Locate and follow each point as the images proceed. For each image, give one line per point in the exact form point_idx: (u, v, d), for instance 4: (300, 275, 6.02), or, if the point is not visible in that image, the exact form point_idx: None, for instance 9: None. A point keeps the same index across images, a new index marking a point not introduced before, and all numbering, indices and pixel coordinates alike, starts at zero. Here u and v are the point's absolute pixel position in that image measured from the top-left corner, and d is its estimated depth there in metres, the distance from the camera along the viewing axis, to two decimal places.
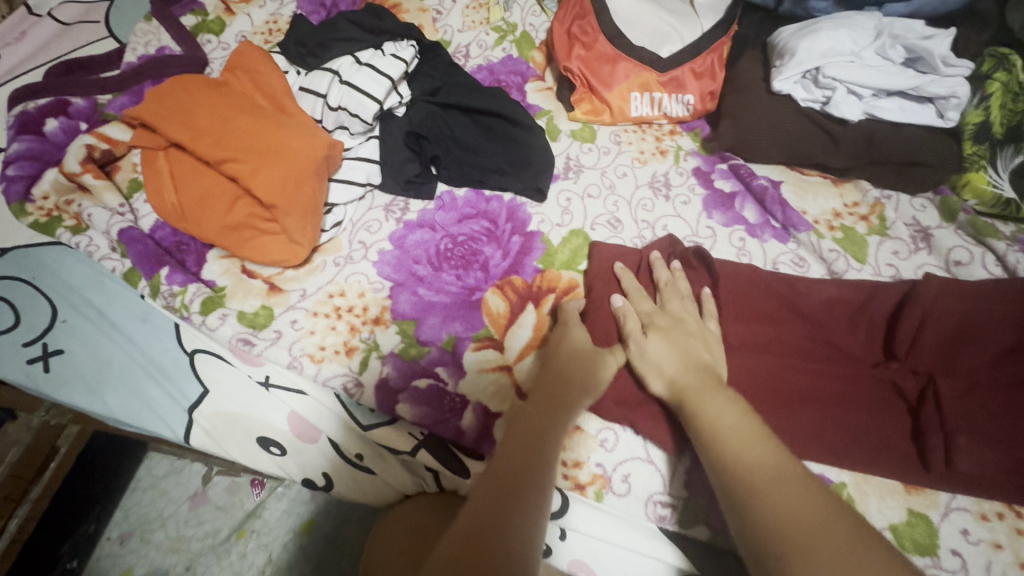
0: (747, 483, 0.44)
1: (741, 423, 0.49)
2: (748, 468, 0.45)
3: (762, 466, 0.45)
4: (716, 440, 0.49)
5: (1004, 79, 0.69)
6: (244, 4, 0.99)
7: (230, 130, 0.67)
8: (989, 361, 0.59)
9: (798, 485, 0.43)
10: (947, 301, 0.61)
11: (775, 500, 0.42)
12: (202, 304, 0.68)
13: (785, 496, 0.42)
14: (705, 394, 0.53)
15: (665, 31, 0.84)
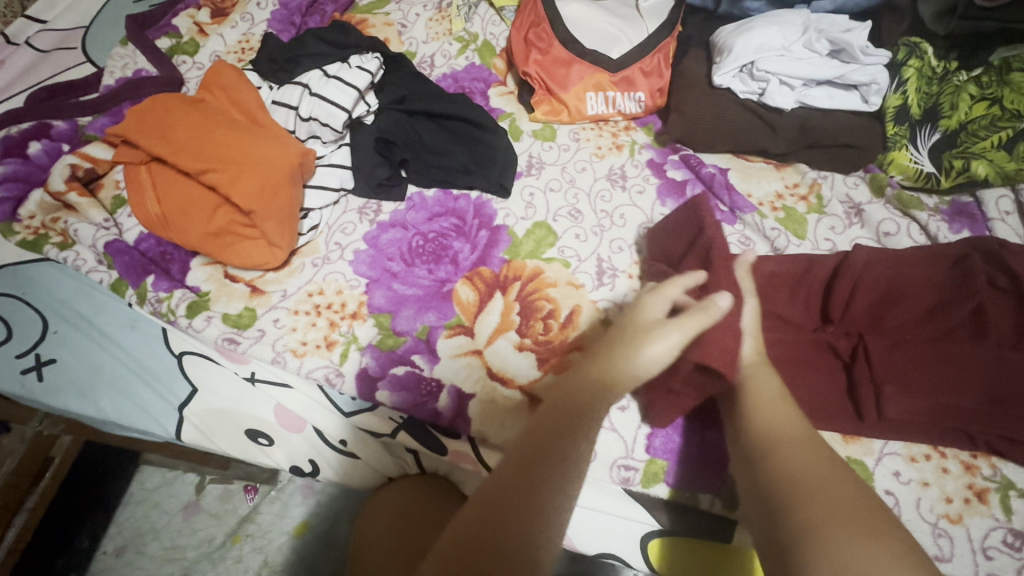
0: (769, 438, 0.50)
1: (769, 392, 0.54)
2: (773, 430, 0.50)
3: (784, 429, 0.50)
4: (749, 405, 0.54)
5: (916, 66, 0.76)
6: (217, 25, 1.04)
7: (208, 142, 0.71)
8: (915, 319, 0.64)
9: (809, 445, 0.48)
10: (877, 267, 0.66)
11: (790, 454, 0.47)
12: (188, 308, 0.71)
13: (796, 454, 0.47)
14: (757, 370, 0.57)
15: (614, 35, 0.90)
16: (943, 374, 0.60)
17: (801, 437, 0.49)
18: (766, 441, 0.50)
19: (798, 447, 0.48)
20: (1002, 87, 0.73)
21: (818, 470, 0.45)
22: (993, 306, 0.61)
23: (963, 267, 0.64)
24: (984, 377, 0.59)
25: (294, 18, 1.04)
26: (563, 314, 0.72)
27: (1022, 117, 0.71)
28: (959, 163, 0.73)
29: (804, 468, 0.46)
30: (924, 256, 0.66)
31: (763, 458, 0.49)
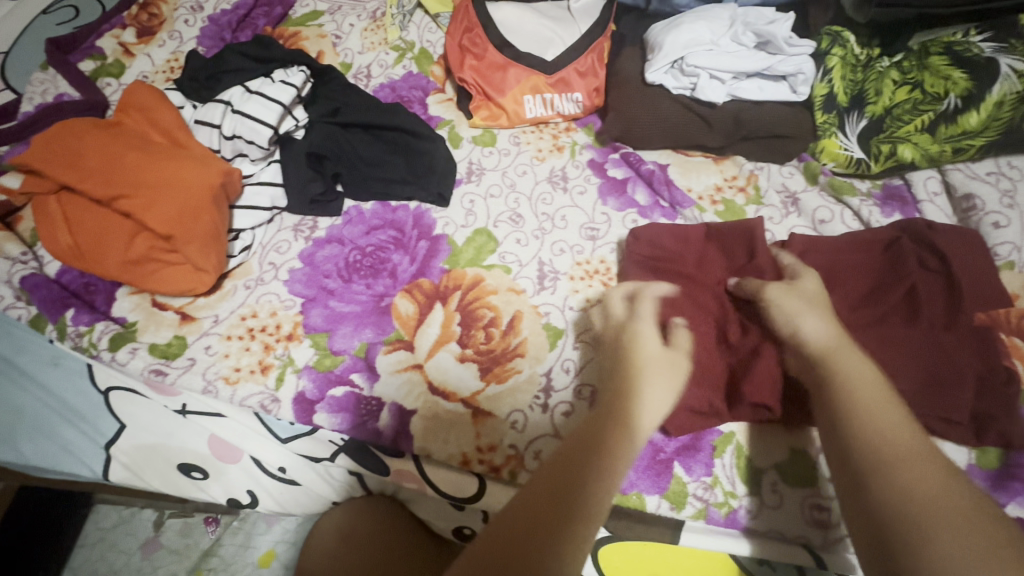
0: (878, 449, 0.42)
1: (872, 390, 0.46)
2: (886, 439, 0.42)
3: (893, 438, 0.42)
4: (846, 400, 0.46)
5: (841, 54, 0.77)
6: (143, 44, 1.01)
7: (123, 169, 0.69)
8: (851, 304, 0.64)
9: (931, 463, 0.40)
10: (813, 255, 0.66)
11: (907, 475, 0.40)
12: (112, 341, 0.68)
13: (916, 474, 0.40)
14: (847, 359, 0.49)
15: (547, 36, 0.90)
16: (880, 357, 0.60)
17: (920, 449, 0.41)
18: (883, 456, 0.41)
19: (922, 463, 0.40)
20: (923, 72, 0.73)
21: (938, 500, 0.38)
22: (922, 289, 0.63)
23: (894, 252, 0.65)
24: (916, 359, 0.59)
25: (224, 34, 1.01)
26: (504, 321, 0.71)
27: (942, 99, 0.72)
28: (887, 148, 0.74)
29: (930, 487, 0.38)
30: (857, 242, 0.67)
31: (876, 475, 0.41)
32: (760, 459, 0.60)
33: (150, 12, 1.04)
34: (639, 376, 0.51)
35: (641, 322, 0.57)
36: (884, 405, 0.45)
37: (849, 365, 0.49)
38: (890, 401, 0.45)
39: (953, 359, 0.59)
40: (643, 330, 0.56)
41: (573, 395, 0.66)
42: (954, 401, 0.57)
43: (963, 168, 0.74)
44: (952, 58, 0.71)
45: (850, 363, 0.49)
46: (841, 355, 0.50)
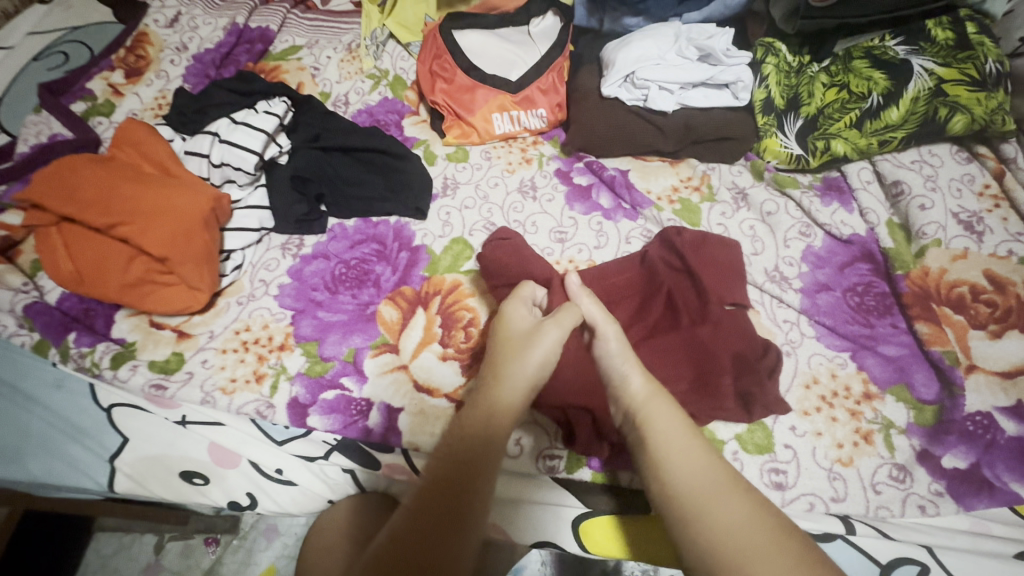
0: (690, 498, 0.44)
1: (677, 429, 0.49)
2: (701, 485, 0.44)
3: (703, 482, 0.44)
4: (657, 449, 0.48)
5: (775, 62, 0.84)
6: (131, 85, 1.07)
7: (118, 198, 0.74)
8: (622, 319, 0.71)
9: (737, 503, 0.43)
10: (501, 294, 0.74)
11: (717, 518, 0.42)
12: (112, 359, 0.73)
13: (723, 515, 0.42)
14: (658, 407, 0.51)
15: (511, 59, 0.99)
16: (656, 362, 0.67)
17: (728, 485, 0.44)
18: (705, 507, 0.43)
19: (732, 491, 0.44)
20: (848, 75, 0.81)
21: (744, 541, 0.40)
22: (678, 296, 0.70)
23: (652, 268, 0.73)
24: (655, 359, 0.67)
25: (208, 71, 1.08)
26: (482, 321, 0.76)
27: (866, 97, 0.79)
28: (822, 143, 0.80)
29: (734, 529, 0.41)
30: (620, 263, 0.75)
31: (698, 527, 0.42)
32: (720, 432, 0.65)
33: (137, 55, 1.11)
34: (520, 345, 0.57)
35: (513, 302, 0.64)
36: (690, 448, 0.47)
37: (662, 408, 0.51)
38: (692, 438, 0.48)
39: (712, 350, 0.66)
40: (514, 308, 0.63)
41: None
42: (717, 397, 0.64)
43: (891, 158, 0.81)
44: (872, 61, 0.80)
45: (662, 412, 0.50)
46: (649, 393, 0.52)
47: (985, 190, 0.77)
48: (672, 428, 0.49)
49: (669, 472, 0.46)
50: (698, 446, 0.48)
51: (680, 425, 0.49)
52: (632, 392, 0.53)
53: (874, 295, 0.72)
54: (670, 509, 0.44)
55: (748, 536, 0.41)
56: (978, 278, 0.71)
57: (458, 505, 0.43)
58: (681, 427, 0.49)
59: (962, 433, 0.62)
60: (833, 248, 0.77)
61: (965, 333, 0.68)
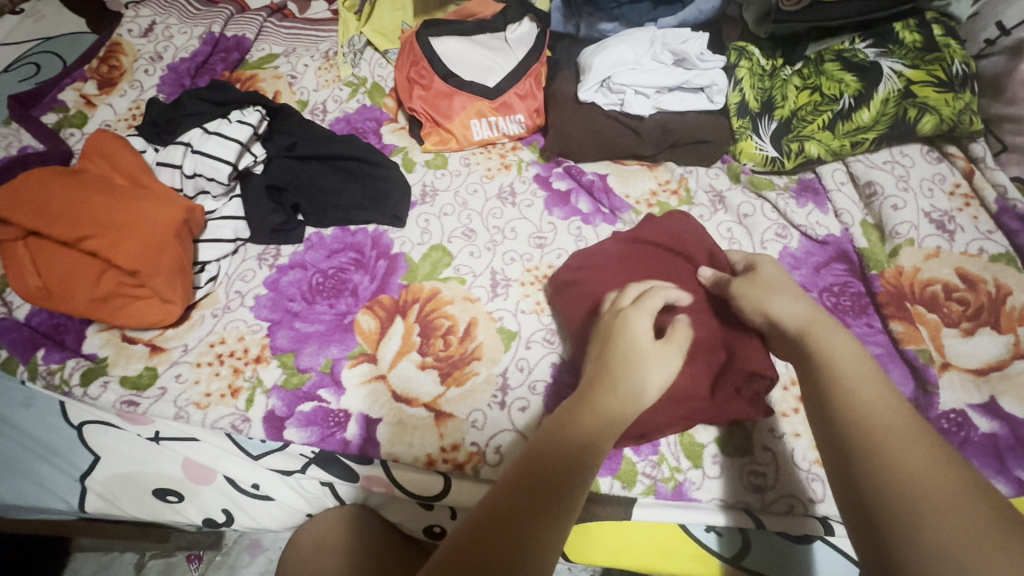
0: (868, 431, 0.40)
1: (861, 367, 0.45)
2: (863, 410, 0.41)
3: (884, 421, 0.40)
4: (831, 385, 0.44)
5: (748, 66, 0.85)
6: (105, 95, 1.05)
7: (88, 211, 0.72)
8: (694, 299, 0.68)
9: (929, 444, 0.38)
10: (590, 272, 0.73)
11: (899, 459, 0.37)
12: (83, 376, 0.71)
13: (908, 457, 0.37)
14: (824, 338, 0.48)
15: (488, 66, 0.98)
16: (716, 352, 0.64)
17: (917, 429, 0.39)
18: (866, 429, 0.40)
19: (918, 432, 0.39)
20: (820, 77, 0.82)
21: (930, 480, 0.35)
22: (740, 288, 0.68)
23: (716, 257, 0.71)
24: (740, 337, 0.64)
25: (184, 81, 1.07)
26: (461, 328, 0.76)
27: (838, 99, 0.79)
28: (796, 146, 0.81)
29: (928, 472, 0.36)
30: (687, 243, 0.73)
31: (874, 461, 0.38)
32: (700, 435, 0.66)
33: (110, 65, 1.09)
34: (633, 358, 0.52)
35: (636, 311, 0.56)
36: (881, 392, 0.42)
37: (829, 340, 0.48)
38: (877, 378, 0.44)
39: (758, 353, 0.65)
40: (638, 322, 0.55)
41: (529, 391, 0.71)
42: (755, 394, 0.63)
43: (863, 159, 0.82)
44: (842, 64, 0.80)
45: (827, 339, 0.48)
46: (816, 333, 0.49)
47: (956, 189, 0.78)
48: (840, 358, 0.46)
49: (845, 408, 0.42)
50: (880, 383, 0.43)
51: (863, 371, 0.44)
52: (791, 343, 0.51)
53: (850, 295, 0.73)
54: (841, 438, 0.41)
55: (935, 482, 0.35)
56: (950, 276, 0.72)
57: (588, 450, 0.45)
58: (865, 366, 0.45)
59: (937, 431, 0.62)
60: (810, 249, 0.77)
61: (939, 331, 0.68)
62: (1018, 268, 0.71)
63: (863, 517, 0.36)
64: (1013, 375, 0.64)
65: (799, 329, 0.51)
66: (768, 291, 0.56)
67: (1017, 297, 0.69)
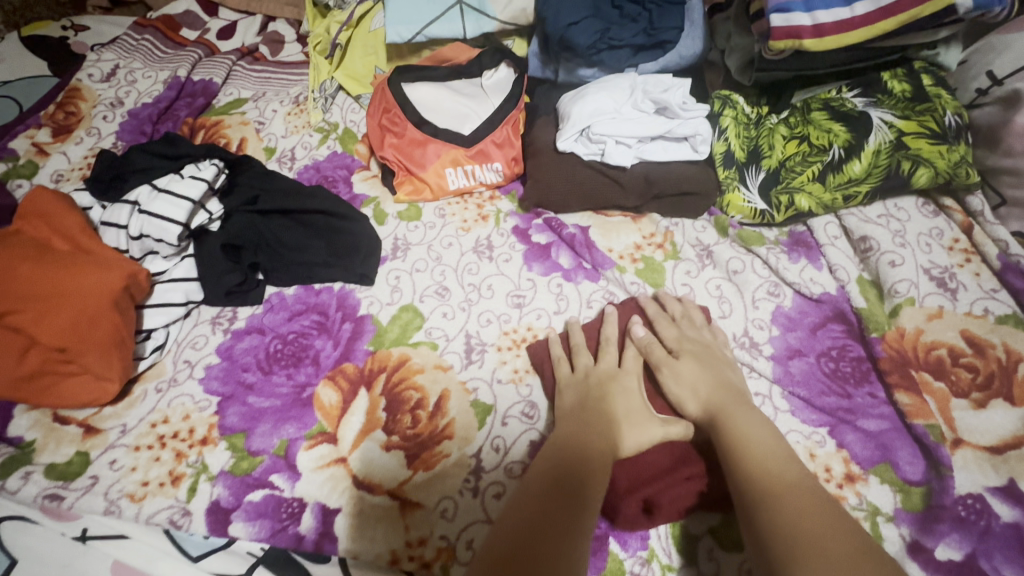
0: (773, 488, 0.48)
1: (766, 437, 0.54)
2: (778, 476, 0.49)
3: (784, 479, 0.49)
4: (742, 449, 0.53)
5: (732, 115, 0.81)
6: (59, 143, 1.00)
7: (18, 281, 0.66)
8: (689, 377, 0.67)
9: (816, 497, 0.47)
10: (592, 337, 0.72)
11: (793, 510, 0.46)
12: (2, 467, 0.63)
13: (799, 507, 0.46)
14: (737, 412, 0.57)
15: (464, 112, 0.94)
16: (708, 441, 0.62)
17: (809, 485, 0.48)
18: (771, 489, 0.48)
19: (809, 487, 0.48)
20: (807, 126, 0.78)
21: (814, 522, 0.44)
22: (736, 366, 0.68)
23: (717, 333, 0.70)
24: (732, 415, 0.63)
25: (144, 127, 1.02)
26: (431, 402, 0.69)
27: (828, 150, 0.76)
28: (786, 198, 0.77)
29: (812, 516, 0.45)
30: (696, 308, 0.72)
31: (774, 509, 0.47)
32: (694, 524, 0.60)
33: (67, 111, 1.04)
34: (603, 423, 0.59)
35: (627, 385, 0.64)
36: (781, 457, 0.52)
37: (743, 412, 0.57)
38: (780, 447, 0.53)
39: None
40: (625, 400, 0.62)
41: (505, 474, 0.64)
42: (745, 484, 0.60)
43: (856, 212, 0.78)
44: (830, 114, 0.77)
45: (745, 415, 0.57)
46: (729, 407, 0.58)
47: (955, 243, 0.74)
48: (758, 433, 0.54)
49: (753, 468, 0.51)
50: (780, 448, 0.53)
51: (767, 437, 0.54)
52: (704, 406, 0.60)
53: (850, 361, 0.68)
54: (750, 493, 0.49)
55: (817, 522, 0.44)
56: (955, 339, 0.67)
57: (554, 500, 0.50)
58: (769, 435, 0.54)
59: (954, 520, 0.56)
60: (804, 308, 0.73)
61: (948, 402, 0.63)
62: None
63: (762, 555, 0.44)
64: None
65: (721, 406, 0.59)
66: (698, 347, 0.66)
67: None
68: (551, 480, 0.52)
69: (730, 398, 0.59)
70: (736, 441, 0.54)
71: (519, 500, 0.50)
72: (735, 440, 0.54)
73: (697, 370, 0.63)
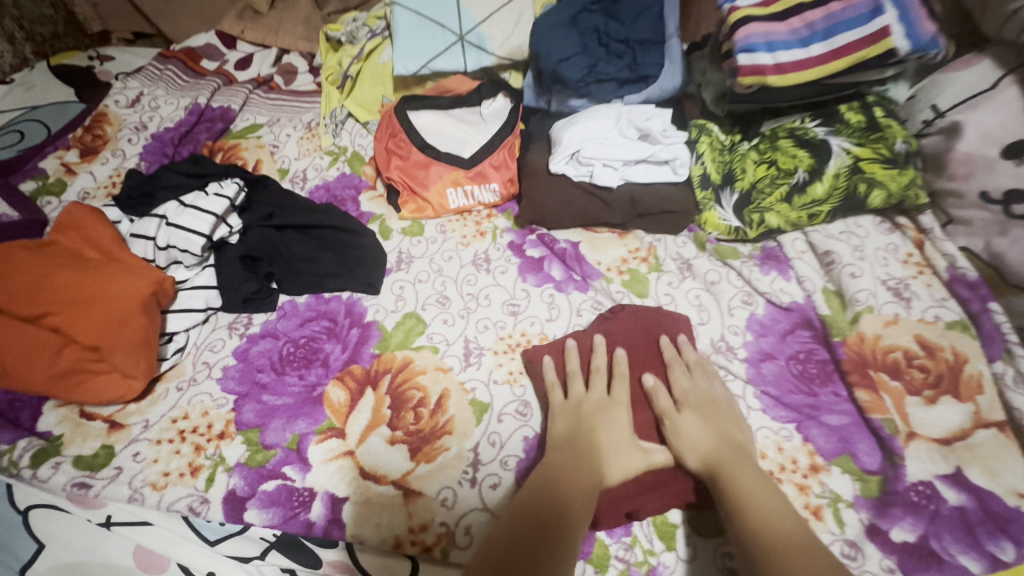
0: (770, 547, 0.50)
1: (766, 493, 0.56)
2: (774, 533, 0.51)
3: (781, 537, 0.51)
4: (740, 504, 0.55)
5: (708, 141, 0.90)
6: (86, 163, 1.07)
7: (55, 286, 0.72)
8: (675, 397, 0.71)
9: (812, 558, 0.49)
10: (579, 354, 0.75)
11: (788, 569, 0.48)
12: (33, 457, 0.68)
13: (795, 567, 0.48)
14: (737, 466, 0.59)
15: (464, 138, 1.03)
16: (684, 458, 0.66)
17: (804, 544, 0.50)
18: (768, 548, 0.50)
19: (806, 548, 0.50)
20: (776, 152, 0.85)
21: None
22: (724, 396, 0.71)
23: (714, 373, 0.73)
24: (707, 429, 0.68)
25: (166, 149, 1.09)
26: (432, 400, 0.75)
27: (793, 173, 0.84)
28: (757, 217, 0.85)
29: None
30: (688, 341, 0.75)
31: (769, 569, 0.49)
32: (674, 512, 0.65)
33: (94, 134, 1.12)
34: (595, 459, 0.62)
35: (616, 416, 0.67)
36: (778, 513, 0.54)
37: (743, 469, 0.59)
38: (779, 504, 0.55)
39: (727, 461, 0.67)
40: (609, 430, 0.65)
41: (501, 466, 0.69)
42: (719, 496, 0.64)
43: (820, 229, 0.86)
44: (795, 141, 0.85)
45: (744, 471, 0.58)
46: (729, 459, 0.60)
47: (909, 258, 0.81)
48: (758, 493, 0.56)
49: (751, 525, 0.53)
50: (779, 505, 0.55)
51: (765, 492, 0.56)
52: (705, 454, 0.62)
53: (816, 363, 0.74)
54: (748, 550, 0.51)
55: None
56: (910, 343, 0.74)
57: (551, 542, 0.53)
58: (769, 492, 0.56)
59: (907, 504, 0.62)
60: (775, 315, 0.79)
61: (902, 400, 0.70)
62: (974, 335, 0.73)
63: None
64: (977, 444, 0.65)
65: (722, 460, 0.60)
66: (704, 403, 0.67)
67: (974, 364, 0.71)
68: (549, 520, 0.55)
69: (731, 452, 0.61)
70: (733, 499, 0.56)
71: (518, 538, 0.53)
72: (735, 496, 0.56)
73: (701, 421, 0.65)
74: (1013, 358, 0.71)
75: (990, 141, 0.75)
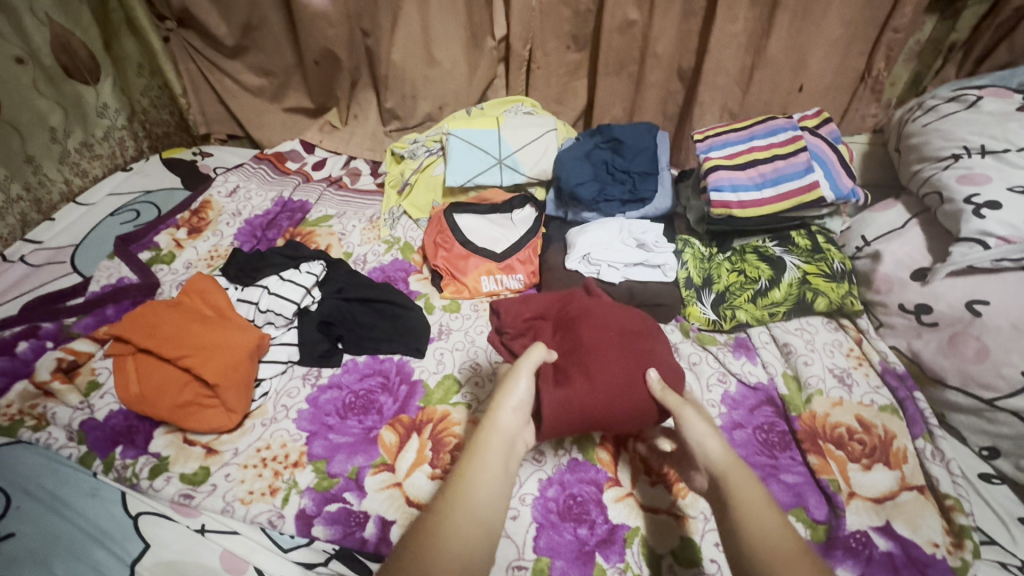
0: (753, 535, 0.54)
1: (753, 494, 0.59)
2: (756, 524, 0.55)
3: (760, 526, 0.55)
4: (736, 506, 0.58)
5: (691, 251, 1.14)
6: (192, 240, 1.33)
7: (185, 335, 0.94)
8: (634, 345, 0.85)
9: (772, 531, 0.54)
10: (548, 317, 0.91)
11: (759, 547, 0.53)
12: (150, 471, 0.86)
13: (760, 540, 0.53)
14: (737, 477, 0.61)
15: (497, 236, 1.28)
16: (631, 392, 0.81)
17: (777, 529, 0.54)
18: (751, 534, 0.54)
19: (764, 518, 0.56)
20: (743, 264, 1.09)
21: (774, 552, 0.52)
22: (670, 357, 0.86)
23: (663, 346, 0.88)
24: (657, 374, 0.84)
25: (256, 232, 1.36)
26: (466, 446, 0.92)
27: (758, 280, 1.06)
28: (729, 313, 1.07)
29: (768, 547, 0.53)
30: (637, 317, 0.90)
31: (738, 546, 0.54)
32: (659, 547, 0.80)
33: (200, 217, 1.39)
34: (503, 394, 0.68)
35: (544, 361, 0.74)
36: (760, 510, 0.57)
37: (740, 480, 0.61)
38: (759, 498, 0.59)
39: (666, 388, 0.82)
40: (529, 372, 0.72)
41: (521, 502, 0.85)
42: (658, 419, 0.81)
43: (780, 325, 1.07)
44: (759, 256, 1.09)
45: (742, 481, 0.61)
46: (730, 468, 0.62)
47: (850, 352, 1.02)
48: (747, 490, 0.59)
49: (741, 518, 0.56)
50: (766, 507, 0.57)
51: (747, 484, 0.60)
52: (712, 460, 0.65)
53: (777, 432, 0.92)
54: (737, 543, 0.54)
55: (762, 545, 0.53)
56: (852, 420, 0.92)
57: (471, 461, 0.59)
58: (757, 495, 0.59)
59: (847, 548, 0.78)
60: (745, 392, 0.99)
61: (845, 465, 0.87)
62: (900, 417, 0.92)
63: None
64: (902, 503, 0.82)
65: (723, 469, 0.63)
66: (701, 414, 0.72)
67: (901, 440, 0.89)
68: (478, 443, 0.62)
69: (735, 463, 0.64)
70: (732, 505, 0.59)
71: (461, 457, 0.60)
72: (735, 501, 0.58)
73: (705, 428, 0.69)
74: (932, 437, 0.89)
75: (902, 267, 0.99)
